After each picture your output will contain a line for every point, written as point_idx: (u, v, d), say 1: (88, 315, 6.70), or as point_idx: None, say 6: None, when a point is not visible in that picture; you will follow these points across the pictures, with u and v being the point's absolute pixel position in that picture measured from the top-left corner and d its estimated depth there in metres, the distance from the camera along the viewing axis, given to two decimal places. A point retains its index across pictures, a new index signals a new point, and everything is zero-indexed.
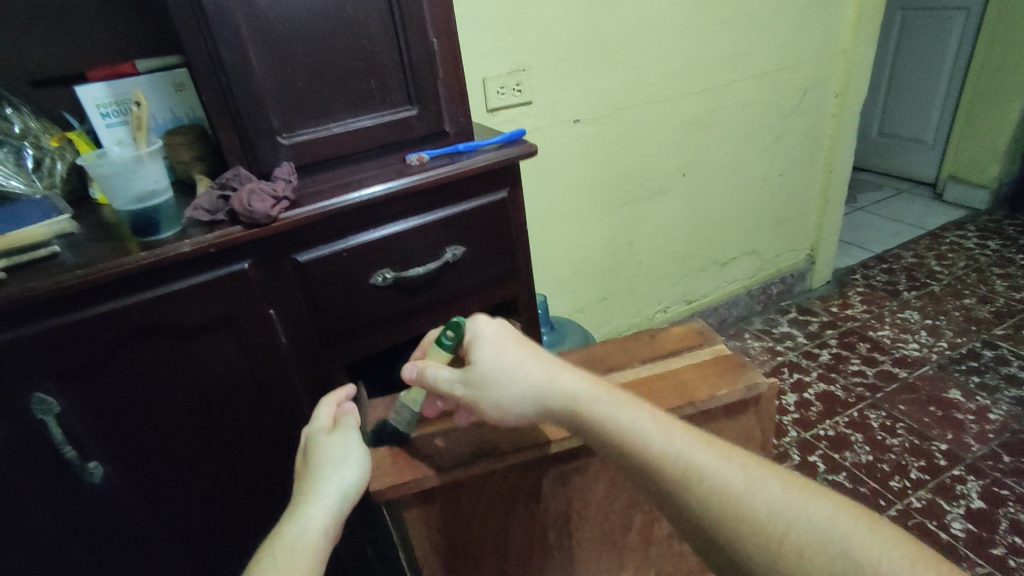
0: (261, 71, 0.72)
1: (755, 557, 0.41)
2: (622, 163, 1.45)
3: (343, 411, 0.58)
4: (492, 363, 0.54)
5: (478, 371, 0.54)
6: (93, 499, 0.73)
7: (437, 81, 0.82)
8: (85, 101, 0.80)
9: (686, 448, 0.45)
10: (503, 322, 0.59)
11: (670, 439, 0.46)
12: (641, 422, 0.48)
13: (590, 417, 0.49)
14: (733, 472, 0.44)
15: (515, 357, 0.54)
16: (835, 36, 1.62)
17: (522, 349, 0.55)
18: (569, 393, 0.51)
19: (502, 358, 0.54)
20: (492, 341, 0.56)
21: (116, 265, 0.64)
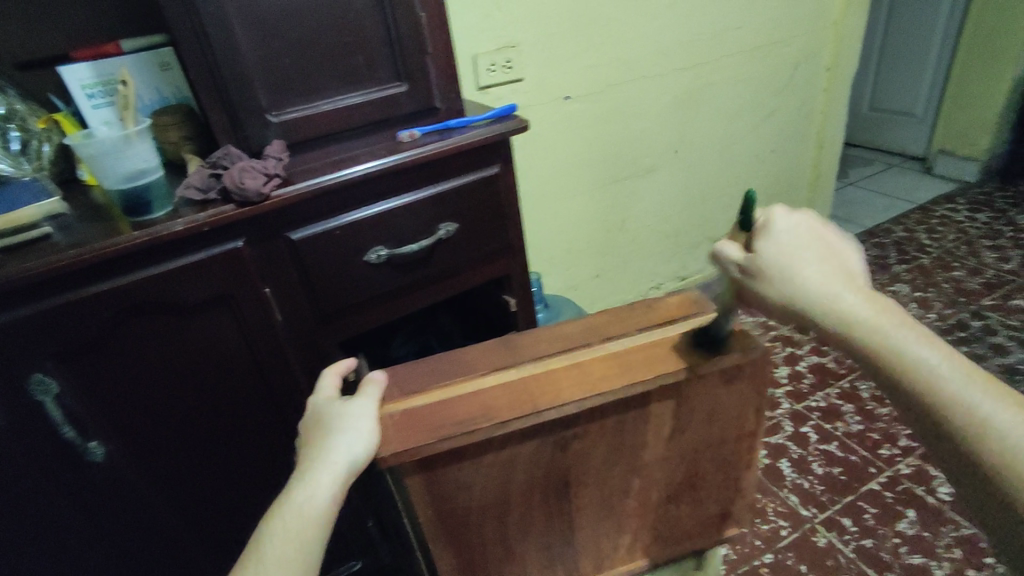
0: (247, 47, 0.71)
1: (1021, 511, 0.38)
2: (614, 140, 1.44)
3: (366, 381, 0.58)
4: (784, 254, 0.47)
5: (766, 258, 0.47)
6: (96, 478, 0.74)
7: (426, 57, 0.81)
8: (70, 81, 0.79)
9: (992, 397, 0.40)
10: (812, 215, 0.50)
11: (971, 385, 0.41)
12: (946, 363, 0.42)
13: (871, 334, 0.43)
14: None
15: (812, 253, 0.47)
16: (826, 8, 1.61)
17: (823, 249, 0.48)
18: (863, 310, 0.44)
19: (800, 253, 0.47)
20: (793, 227, 0.49)
21: (111, 245, 0.64)
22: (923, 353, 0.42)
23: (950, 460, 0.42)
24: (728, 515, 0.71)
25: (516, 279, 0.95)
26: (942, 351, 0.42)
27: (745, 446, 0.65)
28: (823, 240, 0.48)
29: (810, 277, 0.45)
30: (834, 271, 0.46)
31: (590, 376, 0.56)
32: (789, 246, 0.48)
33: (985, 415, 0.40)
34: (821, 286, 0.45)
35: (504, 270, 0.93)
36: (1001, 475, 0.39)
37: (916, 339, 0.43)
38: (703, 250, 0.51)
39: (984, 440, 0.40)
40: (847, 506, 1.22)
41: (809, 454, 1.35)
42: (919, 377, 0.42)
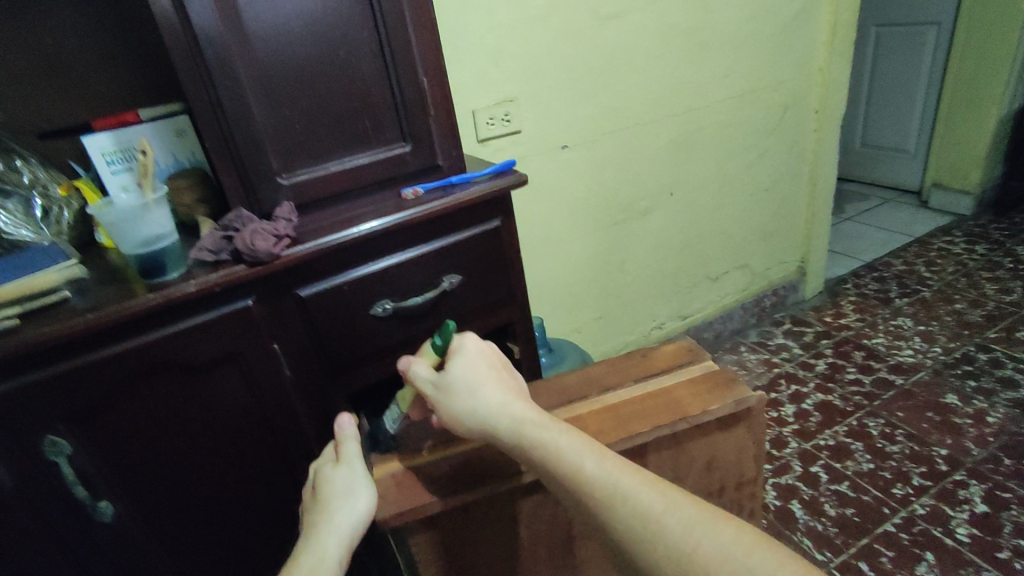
0: (261, 116, 0.75)
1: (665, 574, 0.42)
2: (611, 186, 1.48)
3: (344, 434, 0.58)
4: (465, 373, 0.56)
5: (452, 379, 0.55)
6: (104, 537, 0.74)
7: (429, 117, 0.85)
8: (91, 150, 0.83)
9: (615, 473, 0.47)
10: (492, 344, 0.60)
11: (599, 466, 0.47)
12: (583, 452, 0.48)
13: (529, 435, 0.50)
14: (655, 495, 0.45)
15: (484, 374, 0.56)
16: (811, 54, 1.68)
17: (498, 372, 0.57)
18: (520, 418, 0.52)
19: (477, 374, 0.56)
20: (470, 353, 0.58)
21: (125, 307, 0.66)
22: (567, 449, 0.48)
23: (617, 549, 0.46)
24: None
25: (518, 327, 0.97)
26: (585, 445, 0.49)
27: (748, 493, 0.65)
28: (501, 365, 0.58)
29: (485, 398, 0.54)
30: (496, 390, 0.54)
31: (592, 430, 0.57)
32: (470, 369, 0.56)
33: (619, 492, 0.45)
34: (492, 404, 0.53)
35: (507, 319, 0.95)
36: (649, 558, 0.43)
37: (559, 438, 0.50)
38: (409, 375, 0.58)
39: (632, 523, 0.44)
40: (862, 549, 1.20)
41: (821, 495, 1.33)
42: (574, 473, 0.47)
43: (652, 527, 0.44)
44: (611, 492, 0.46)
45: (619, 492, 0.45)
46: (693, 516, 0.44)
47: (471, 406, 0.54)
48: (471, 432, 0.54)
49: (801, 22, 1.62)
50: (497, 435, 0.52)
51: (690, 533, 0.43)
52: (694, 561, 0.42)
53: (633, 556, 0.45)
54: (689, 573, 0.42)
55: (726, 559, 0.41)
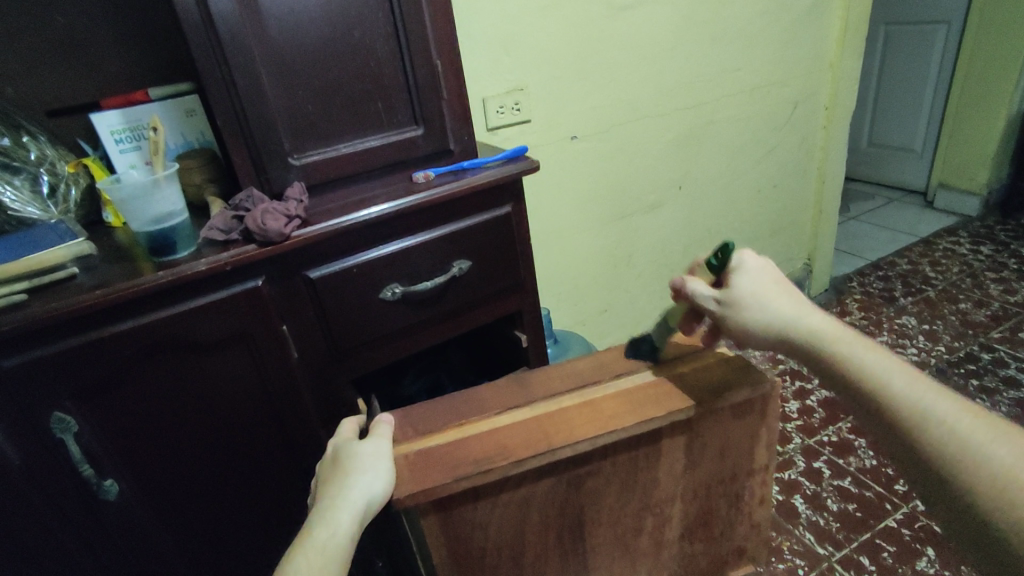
0: (273, 96, 0.74)
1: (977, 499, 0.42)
2: (619, 177, 1.47)
3: (379, 421, 0.59)
4: (749, 288, 0.58)
5: (738, 296, 0.58)
6: (107, 515, 0.74)
7: (441, 101, 0.85)
8: (99, 127, 0.82)
9: (931, 394, 0.47)
10: (772, 262, 0.61)
11: (909, 381, 0.48)
12: (893, 369, 0.49)
13: (825, 342, 0.52)
14: (975, 423, 0.45)
15: (774, 292, 0.57)
16: (822, 50, 1.67)
17: (783, 288, 0.58)
18: (817, 330, 0.53)
19: (765, 290, 0.57)
20: (754, 272, 0.59)
21: (135, 285, 0.66)
22: (875, 363, 0.49)
23: (908, 462, 0.47)
24: (743, 553, 0.70)
25: (527, 314, 0.96)
26: (895, 366, 0.49)
27: (758, 481, 0.65)
28: (784, 283, 0.59)
29: (779, 309, 0.56)
30: (786, 304, 0.56)
31: (604, 413, 0.56)
32: (753, 285, 0.58)
33: (928, 412, 0.46)
34: (782, 316, 0.55)
35: (514, 306, 0.95)
36: (949, 468, 0.44)
37: (865, 352, 0.50)
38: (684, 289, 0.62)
39: (934, 435, 0.45)
40: (864, 544, 1.20)
41: (823, 490, 1.33)
42: (878, 383, 0.48)
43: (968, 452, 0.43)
44: (917, 406, 0.46)
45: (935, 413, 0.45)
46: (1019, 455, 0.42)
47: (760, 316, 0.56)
48: (764, 343, 0.56)
49: (813, 17, 1.60)
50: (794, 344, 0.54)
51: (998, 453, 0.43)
52: (994, 477, 0.42)
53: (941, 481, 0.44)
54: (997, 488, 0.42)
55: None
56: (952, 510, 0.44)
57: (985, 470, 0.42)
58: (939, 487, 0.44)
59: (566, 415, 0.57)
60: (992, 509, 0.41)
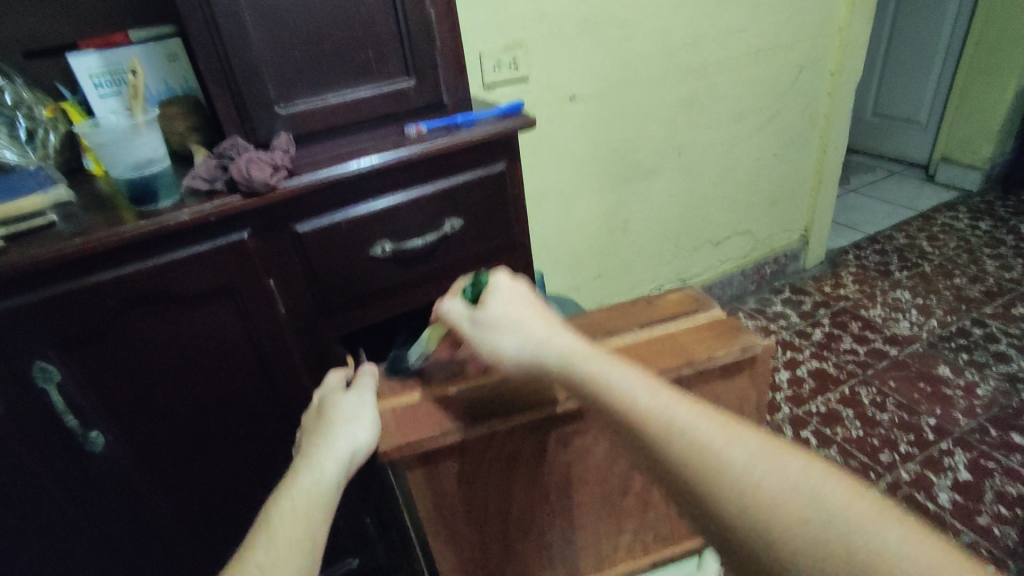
0: (258, 40, 0.71)
1: (754, 544, 0.39)
2: (617, 141, 1.44)
3: (364, 371, 0.58)
4: (498, 310, 0.53)
5: (482, 316, 0.54)
6: (95, 467, 0.74)
7: (435, 52, 0.81)
8: (78, 70, 0.79)
9: (697, 424, 0.43)
10: (523, 281, 0.56)
11: (677, 412, 0.44)
12: (648, 395, 0.45)
13: (580, 372, 0.48)
14: (741, 450, 0.42)
15: (518, 311, 0.53)
16: (831, 13, 1.61)
17: (537, 308, 0.54)
18: (565, 357, 0.49)
19: (507, 311, 0.53)
20: (507, 291, 0.55)
21: (116, 233, 0.64)
22: (652, 408, 0.44)
23: (701, 522, 0.42)
24: None
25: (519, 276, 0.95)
26: (650, 392, 0.46)
27: None
28: (532, 297, 0.56)
29: (523, 333, 0.52)
30: (531, 325, 0.52)
31: None
32: (503, 305, 0.54)
33: (696, 442, 0.42)
34: (532, 340, 0.51)
35: (507, 267, 0.93)
36: (741, 531, 0.39)
37: (626, 380, 0.47)
38: (440, 312, 0.57)
39: (726, 489, 0.40)
40: None
41: None
42: (632, 415, 0.45)
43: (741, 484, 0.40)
44: (683, 437, 0.43)
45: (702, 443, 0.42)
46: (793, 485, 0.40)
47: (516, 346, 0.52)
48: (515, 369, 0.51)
49: None
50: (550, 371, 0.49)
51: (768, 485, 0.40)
52: (791, 528, 0.38)
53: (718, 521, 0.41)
54: (794, 543, 0.38)
55: (829, 529, 0.38)
56: (755, 574, 0.40)
57: (750, 510, 0.39)
58: (744, 555, 0.40)
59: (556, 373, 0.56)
60: (789, 573, 0.38)
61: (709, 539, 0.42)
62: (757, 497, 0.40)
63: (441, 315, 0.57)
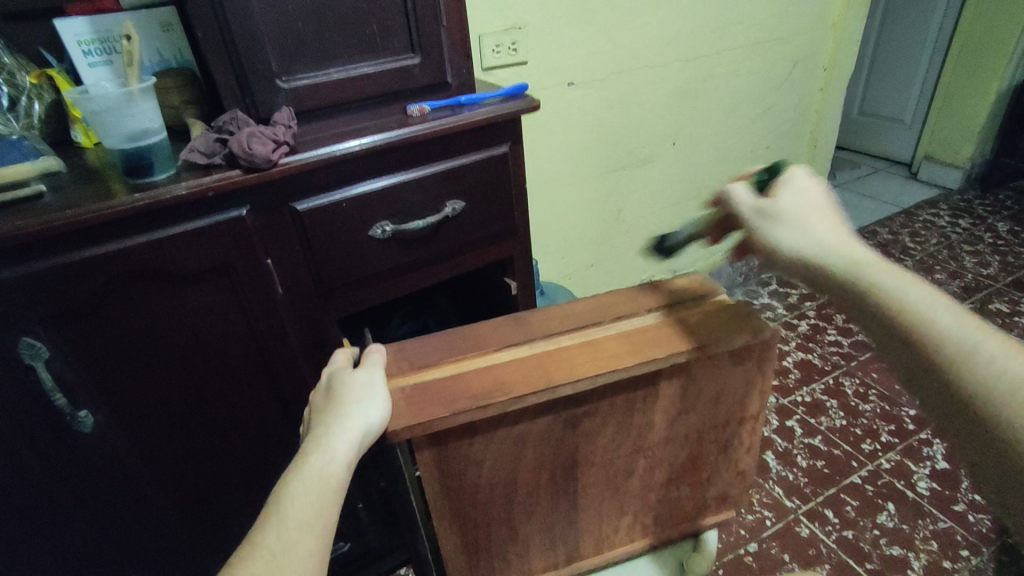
0: (260, 10, 0.69)
1: (993, 421, 0.39)
2: (614, 128, 1.44)
3: (372, 351, 0.57)
4: (789, 205, 0.53)
5: (778, 207, 0.53)
6: (85, 447, 0.72)
7: (440, 29, 0.80)
8: (66, 36, 0.76)
9: (950, 314, 0.42)
10: (825, 184, 0.56)
11: (931, 301, 0.43)
12: (910, 286, 0.44)
13: (856, 272, 0.46)
14: (994, 344, 0.40)
15: (811, 210, 0.53)
16: (827, 7, 1.62)
17: (826, 208, 0.53)
18: (847, 255, 0.47)
19: (802, 208, 0.53)
20: (801, 189, 0.55)
21: (111, 207, 0.62)
22: (909, 295, 0.44)
23: (944, 412, 0.42)
24: (726, 500, 0.71)
25: (518, 261, 0.94)
26: (915, 285, 0.44)
27: (748, 428, 0.65)
28: (828, 201, 0.54)
29: (807, 228, 0.51)
30: (823, 224, 0.51)
31: (604, 353, 0.55)
32: (794, 202, 0.54)
33: (940, 328, 0.41)
34: (818, 235, 0.50)
35: (507, 252, 0.93)
36: (997, 418, 0.38)
37: (891, 275, 0.45)
38: (727, 199, 0.58)
39: (982, 377, 0.39)
40: (829, 498, 1.25)
41: (794, 447, 1.37)
42: (885, 301, 0.44)
43: (980, 372, 0.39)
44: (935, 321, 0.42)
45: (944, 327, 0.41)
46: None
47: (789, 237, 0.51)
48: (787, 265, 0.50)
49: None
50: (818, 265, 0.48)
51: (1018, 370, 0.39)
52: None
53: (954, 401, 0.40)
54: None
55: None
56: (999, 467, 0.39)
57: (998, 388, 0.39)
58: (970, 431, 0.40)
59: (566, 354, 0.56)
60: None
61: (951, 430, 0.42)
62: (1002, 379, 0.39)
63: (727, 203, 0.57)
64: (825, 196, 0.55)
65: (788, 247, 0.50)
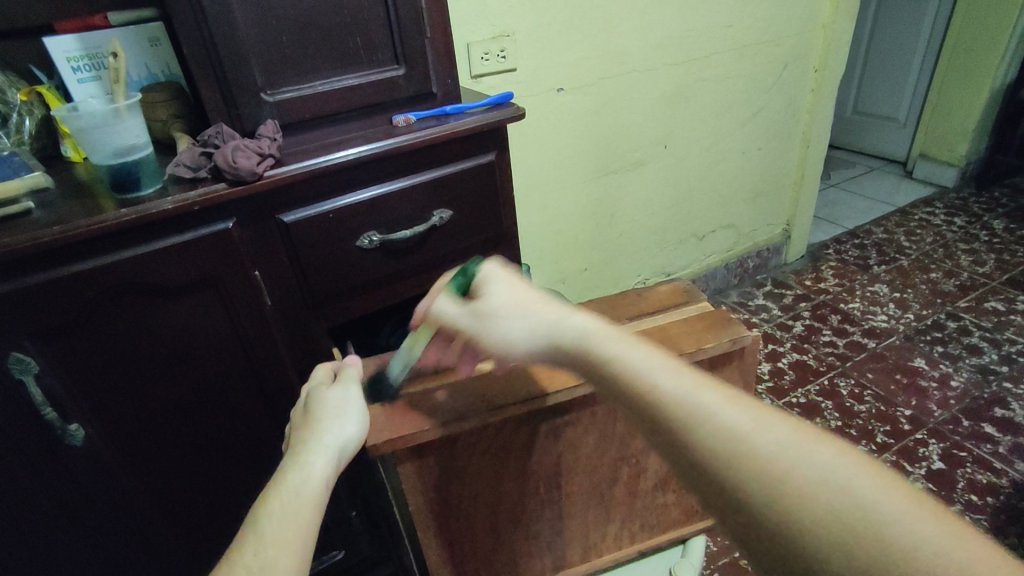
0: (244, 24, 0.69)
1: (774, 527, 0.36)
2: (604, 133, 1.44)
3: (347, 365, 0.58)
4: (501, 298, 0.52)
5: (488, 305, 0.52)
6: (75, 461, 0.72)
7: (424, 40, 0.80)
8: (54, 53, 0.77)
9: (716, 402, 0.41)
10: (524, 270, 0.55)
11: (694, 390, 0.42)
12: (666, 374, 0.43)
13: (609, 359, 0.45)
14: (758, 430, 0.39)
15: (528, 298, 0.52)
16: (815, 9, 1.63)
17: (533, 290, 0.53)
18: (594, 341, 0.47)
19: (515, 299, 0.52)
20: (506, 280, 0.54)
21: (97, 222, 0.63)
22: (661, 376, 0.43)
23: (722, 513, 0.39)
24: None
25: (507, 268, 0.95)
26: (670, 373, 0.43)
27: None
28: (539, 286, 0.54)
29: (545, 317, 0.50)
30: (552, 310, 0.50)
31: None
32: (508, 295, 0.52)
33: (709, 417, 0.40)
34: (544, 327, 0.49)
35: (496, 259, 0.93)
36: (778, 511, 0.36)
37: (649, 361, 0.44)
38: (430, 313, 0.54)
39: (748, 462, 0.38)
40: None
41: None
42: (651, 393, 0.42)
43: (755, 465, 0.37)
44: (701, 412, 0.40)
45: (710, 416, 0.40)
46: (821, 460, 0.37)
47: (525, 332, 0.50)
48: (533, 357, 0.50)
49: None
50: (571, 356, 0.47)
51: (790, 457, 0.37)
52: (811, 499, 0.36)
53: (737, 504, 0.38)
54: (830, 520, 0.35)
55: (854, 515, 0.34)
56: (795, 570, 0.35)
57: (765, 486, 0.37)
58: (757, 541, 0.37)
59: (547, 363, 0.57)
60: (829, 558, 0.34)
61: (737, 535, 0.39)
62: (774, 473, 0.37)
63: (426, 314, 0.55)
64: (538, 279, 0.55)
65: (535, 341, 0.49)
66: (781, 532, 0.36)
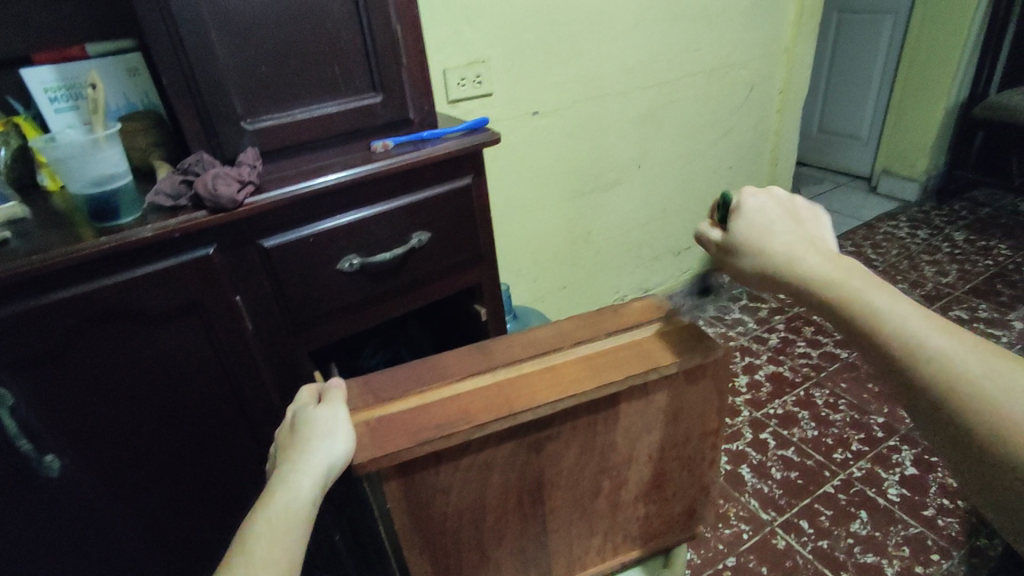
0: (223, 55, 0.71)
1: (982, 440, 0.39)
2: (579, 155, 1.48)
3: (331, 387, 0.59)
4: (751, 228, 0.55)
5: (738, 234, 0.56)
6: (51, 493, 0.71)
7: (401, 68, 0.83)
8: (32, 84, 0.77)
9: (931, 330, 0.43)
10: (782, 200, 0.58)
11: (908, 317, 0.44)
12: (886, 302, 0.45)
13: (836, 290, 0.47)
14: (974, 359, 0.41)
15: (777, 227, 0.55)
16: (778, 34, 1.71)
17: (795, 219, 0.56)
18: (818, 270, 0.49)
19: (767, 228, 0.55)
20: (761, 210, 0.56)
21: (77, 250, 0.63)
22: (880, 304, 0.45)
23: (925, 423, 0.43)
24: (693, 514, 0.73)
25: (487, 287, 0.96)
26: (891, 301, 0.45)
27: (708, 444, 0.67)
28: (799, 215, 0.57)
29: (779, 246, 0.53)
30: (796, 238, 0.53)
31: (562, 378, 0.57)
32: (757, 226, 0.55)
33: (922, 345, 0.42)
34: (778, 253, 0.52)
35: (476, 279, 0.95)
36: (963, 412, 0.40)
37: (869, 290, 0.46)
38: (699, 236, 0.60)
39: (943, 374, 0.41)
40: (804, 509, 1.27)
41: (768, 459, 1.40)
42: (867, 320, 0.45)
43: (966, 387, 0.40)
44: (917, 339, 0.42)
45: (926, 344, 0.42)
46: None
47: (760, 261, 0.53)
48: (764, 285, 0.53)
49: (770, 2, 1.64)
50: (794, 283, 0.50)
51: (1000, 388, 0.39)
52: (1022, 428, 0.38)
53: (943, 416, 0.41)
54: (1014, 428, 0.38)
55: None
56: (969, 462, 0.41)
57: (979, 406, 0.40)
58: (964, 450, 0.41)
59: (528, 380, 0.58)
60: (1009, 458, 0.38)
61: (938, 443, 0.43)
62: (981, 397, 0.40)
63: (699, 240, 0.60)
64: (807, 208, 0.58)
65: (764, 268, 0.53)
66: (987, 445, 0.39)
